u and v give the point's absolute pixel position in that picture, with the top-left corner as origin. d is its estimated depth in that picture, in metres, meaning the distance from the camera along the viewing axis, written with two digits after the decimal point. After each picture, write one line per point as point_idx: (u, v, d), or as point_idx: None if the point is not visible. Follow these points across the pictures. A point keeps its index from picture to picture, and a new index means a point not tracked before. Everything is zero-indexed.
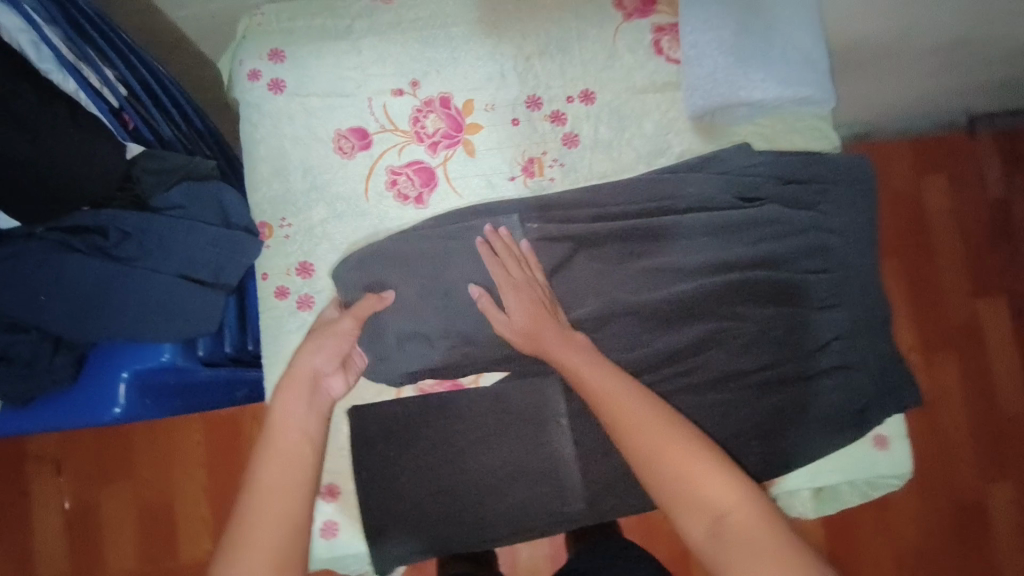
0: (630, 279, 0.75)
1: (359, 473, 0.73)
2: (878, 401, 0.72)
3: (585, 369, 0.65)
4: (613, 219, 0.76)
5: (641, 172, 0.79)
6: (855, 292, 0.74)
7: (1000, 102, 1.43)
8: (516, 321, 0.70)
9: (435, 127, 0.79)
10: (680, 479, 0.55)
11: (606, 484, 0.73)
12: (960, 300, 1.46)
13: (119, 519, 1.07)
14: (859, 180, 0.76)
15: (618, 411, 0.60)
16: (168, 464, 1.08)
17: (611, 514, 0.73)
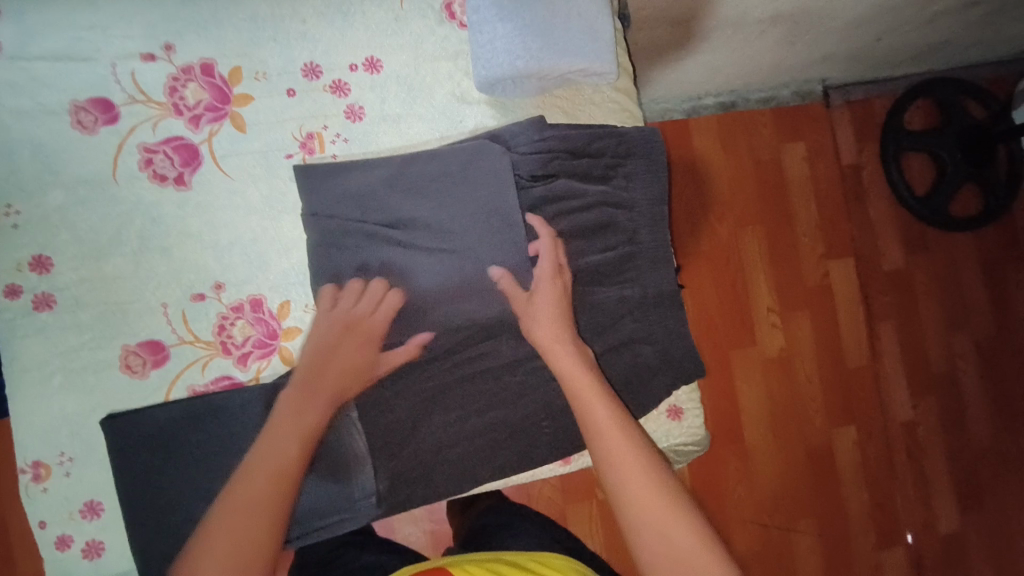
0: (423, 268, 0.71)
1: (122, 490, 0.67)
2: (665, 374, 0.74)
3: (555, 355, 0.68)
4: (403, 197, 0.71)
5: (432, 144, 0.74)
6: (646, 267, 0.75)
7: (845, 71, 1.49)
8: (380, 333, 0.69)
9: (196, 98, 0.70)
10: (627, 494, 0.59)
11: (397, 476, 0.70)
12: (812, 261, 1.55)
13: None
14: (652, 152, 0.75)
15: (604, 447, 0.61)
16: None
17: (405, 505, 0.70)
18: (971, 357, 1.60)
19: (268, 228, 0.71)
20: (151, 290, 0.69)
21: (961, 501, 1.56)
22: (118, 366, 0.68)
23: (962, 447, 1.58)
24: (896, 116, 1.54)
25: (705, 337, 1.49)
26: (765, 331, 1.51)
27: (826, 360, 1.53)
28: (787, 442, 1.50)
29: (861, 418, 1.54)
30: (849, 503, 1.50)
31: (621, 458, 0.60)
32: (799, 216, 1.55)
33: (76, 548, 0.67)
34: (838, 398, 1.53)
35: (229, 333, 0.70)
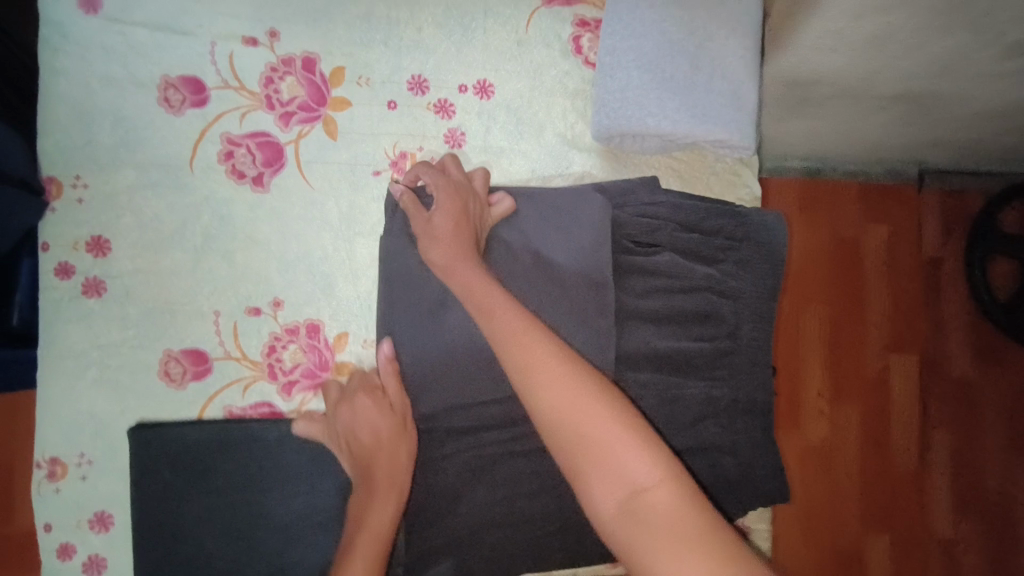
0: (441, 211, 0.60)
1: (137, 509, 0.60)
2: (745, 487, 0.66)
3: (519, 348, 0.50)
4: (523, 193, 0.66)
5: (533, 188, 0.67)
6: (743, 365, 0.67)
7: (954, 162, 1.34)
8: (436, 217, 0.60)
9: (292, 94, 0.65)
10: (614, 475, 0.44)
11: (422, 552, 0.62)
12: (876, 354, 1.38)
13: None
14: (771, 241, 0.67)
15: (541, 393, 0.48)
16: None
17: None
18: None
19: (341, 249, 0.65)
20: (204, 293, 0.63)
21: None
22: (157, 372, 0.62)
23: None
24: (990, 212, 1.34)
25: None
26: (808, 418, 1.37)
27: (876, 467, 1.35)
28: (813, 545, 1.34)
29: (911, 544, 1.32)
30: None
31: (566, 404, 0.46)
32: (872, 299, 1.38)
33: (77, 562, 0.61)
34: (883, 518, 1.33)
35: (278, 356, 0.64)
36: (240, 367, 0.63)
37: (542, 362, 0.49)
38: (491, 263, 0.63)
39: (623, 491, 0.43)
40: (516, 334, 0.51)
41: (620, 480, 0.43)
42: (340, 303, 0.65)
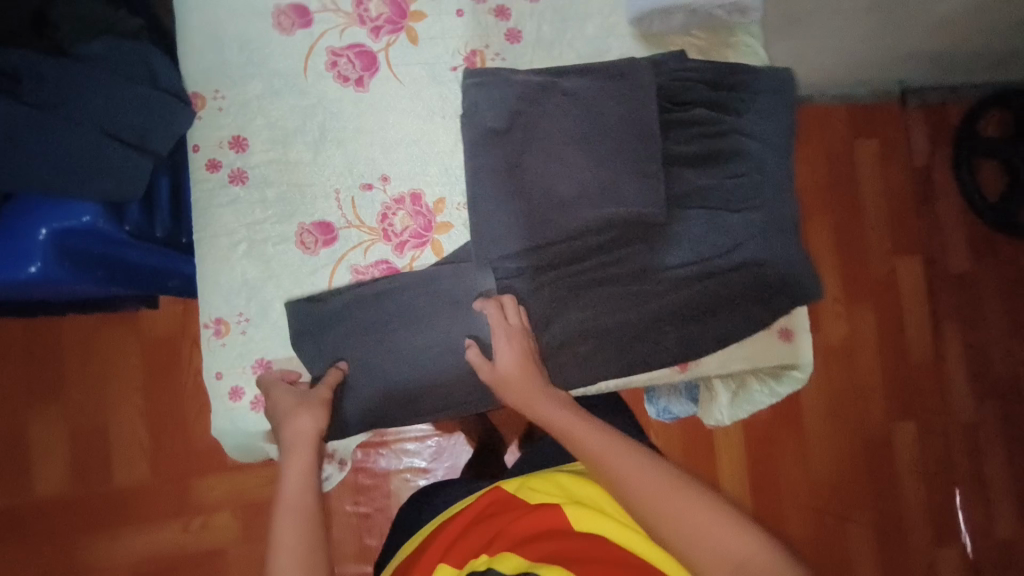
0: (504, 345, 0.71)
1: (301, 355, 0.75)
2: (784, 293, 0.79)
3: (582, 431, 0.64)
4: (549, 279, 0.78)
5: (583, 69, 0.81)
6: (771, 196, 0.80)
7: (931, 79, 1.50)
8: (506, 366, 0.70)
9: (378, 12, 0.79)
10: (675, 519, 0.55)
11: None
12: (880, 255, 1.58)
13: (53, 459, 1.05)
14: (784, 91, 0.81)
15: (608, 468, 0.60)
16: (110, 395, 1.08)
17: None
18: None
19: (431, 133, 0.79)
20: (323, 177, 0.77)
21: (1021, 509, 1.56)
22: (294, 242, 0.76)
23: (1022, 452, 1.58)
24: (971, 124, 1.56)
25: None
26: (828, 308, 1.54)
27: (889, 347, 1.55)
28: (843, 421, 1.52)
29: (919, 409, 1.55)
30: (903, 496, 1.52)
31: (628, 472, 0.59)
32: (870, 200, 1.59)
33: (247, 399, 0.75)
34: (898, 391, 1.55)
35: (390, 222, 0.78)
36: (360, 232, 0.77)
37: (596, 445, 0.62)
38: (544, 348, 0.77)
39: (699, 543, 0.53)
40: (566, 427, 0.65)
41: (692, 538, 0.54)
42: (435, 175, 0.79)
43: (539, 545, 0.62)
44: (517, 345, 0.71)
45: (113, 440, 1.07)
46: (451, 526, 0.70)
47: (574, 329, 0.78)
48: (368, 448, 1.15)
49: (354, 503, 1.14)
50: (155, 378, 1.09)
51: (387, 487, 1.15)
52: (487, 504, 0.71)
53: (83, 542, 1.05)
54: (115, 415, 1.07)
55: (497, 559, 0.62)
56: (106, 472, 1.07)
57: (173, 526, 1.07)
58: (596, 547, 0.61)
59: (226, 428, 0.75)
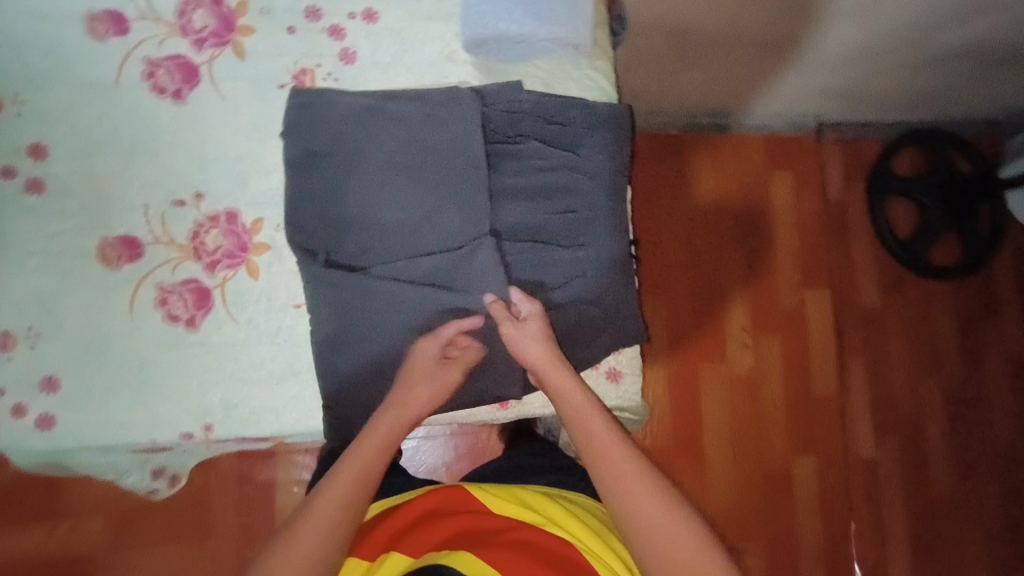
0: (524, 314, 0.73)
1: (93, 371, 0.73)
2: (608, 329, 0.80)
3: (598, 425, 0.68)
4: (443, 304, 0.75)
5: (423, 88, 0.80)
6: (602, 234, 0.80)
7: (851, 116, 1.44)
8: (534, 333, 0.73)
9: (203, 24, 0.76)
10: (671, 545, 0.59)
11: (344, 384, 0.75)
12: (788, 287, 1.43)
13: None
14: (620, 126, 0.81)
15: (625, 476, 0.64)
16: None
17: (355, 422, 0.76)
18: (937, 401, 1.47)
19: (253, 151, 0.77)
20: (130, 191, 0.74)
21: (913, 549, 1.42)
22: (95, 256, 0.73)
23: (922, 494, 1.44)
24: (885, 160, 1.46)
25: (668, 352, 1.38)
26: (729, 338, 1.39)
27: (795, 383, 1.41)
28: (742, 459, 1.37)
29: (826, 453, 1.41)
30: (803, 544, 1.37)
31: (640, 487, 0.63)
32: (781, 224, 1.45)
33: (30, 418, 0.71)
34: (804, 429, 1.40)
35: (202, 240, 0.75)
36: (169, 249, 0.74)
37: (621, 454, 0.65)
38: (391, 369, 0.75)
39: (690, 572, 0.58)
40: (597, 421, 0.68)
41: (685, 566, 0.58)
42: (257, 194, 0.77)
43: (503, 552, 0.63)
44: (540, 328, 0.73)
45: None
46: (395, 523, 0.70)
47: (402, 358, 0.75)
48: (254, 460, 1.07)
49: (236, 514, 1.06)
50: None
51: (274, 501, 1.07)
52: (447, 506, 0.72)
53: None
54: None
55: (448, 554, 0.62)
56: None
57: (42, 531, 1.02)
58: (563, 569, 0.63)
59: (9, 447, 0.71)
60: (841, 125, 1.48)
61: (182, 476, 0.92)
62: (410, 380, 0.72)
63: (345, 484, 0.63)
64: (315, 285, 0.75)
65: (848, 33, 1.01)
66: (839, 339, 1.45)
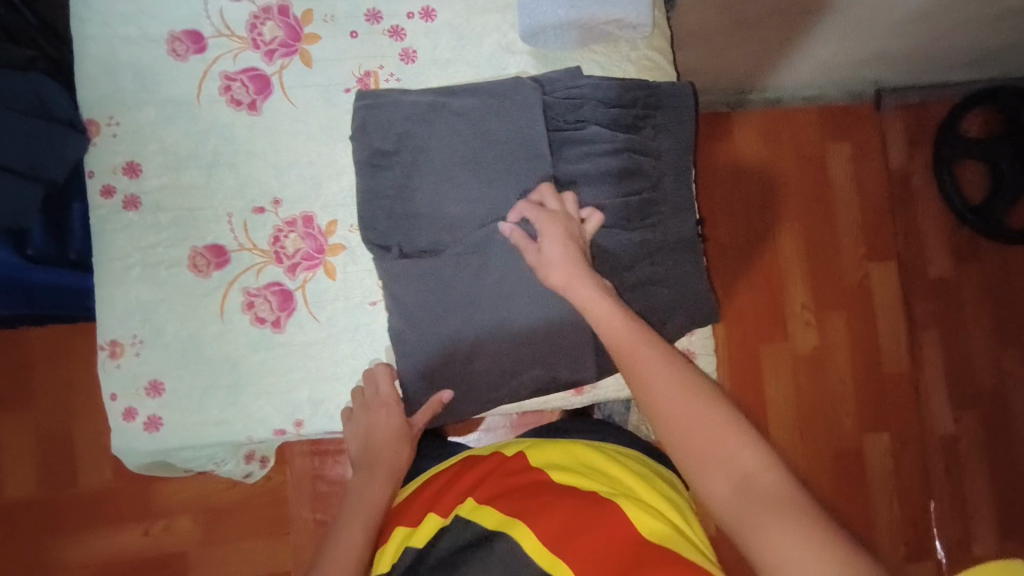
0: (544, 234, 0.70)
1: (192, 373, 0.78)
2: (678, 311, 0.79)
3: (619, 328, 0.63)
4: (506, 297, 0.76)
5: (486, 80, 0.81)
6: (672, 216, 0.80)
7: (918, 78, 1.36)
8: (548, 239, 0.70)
9: (272, 35, 0.79)
10: (698, 434, 0.54)
11: (422, 373, 0.78)
12: (853, 261, 1.38)
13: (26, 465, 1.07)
14: (682, 105, 0.81)
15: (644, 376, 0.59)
16: (80, 404, 1.09)
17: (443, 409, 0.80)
18: (1022, 374, 1.39)
19: (323, 154, 0.80)
20: (215, 203, 0.78)
21: (1000, 524, 1.35)
22: (186, 265, 0.78)
23: (1010, 471, 1.37)
24: (953, 120, 1.37)
25: (730, 334, 1.34)
26: (793, 317, 1.35)
27: (866, 360, 1.36)
28: (812, 440, 1.33)
29: (902, 431, 1.35)
30: (880, 523, 1.32)
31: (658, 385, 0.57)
32: (844, 195, 1.39)
33: (139, 420, 0.77)
34: (875, 405, 1.35)
35: (282, 245, 0.79)
36: (253, 255, 0.78)
37: (644, 354, 0.60)
38: (476, 358, 0.77)
39: (721, 465, 0.52)
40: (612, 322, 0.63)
41: (713, 458, 0.53)
42: (330, 199, 0.80)
43: (527, 499, 0.65)
44: (561, 229, 0.71)
45: (84, 445, 1.08)
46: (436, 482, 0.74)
47: (481, 347, 0.77)
48: (326, 456, 1.11)
49: (315, 509, 1.11)
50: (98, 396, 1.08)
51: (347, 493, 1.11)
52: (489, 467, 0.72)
53: (51, 548, 1.07)
54: (84, 424, 1.08)
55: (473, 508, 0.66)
56: (76, 476, 1.08)
57: (136, 529, 1.08)
58: (588, 505, 0.62)
59: (121, 447, 0.77)
60: (904, 88, 1.40)
61: (271, 458, 0.93)
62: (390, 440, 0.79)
63: (354, 532, 0.73)
64: (390, 282, 0.76)
65: None
66: (912, 312, 1.39)
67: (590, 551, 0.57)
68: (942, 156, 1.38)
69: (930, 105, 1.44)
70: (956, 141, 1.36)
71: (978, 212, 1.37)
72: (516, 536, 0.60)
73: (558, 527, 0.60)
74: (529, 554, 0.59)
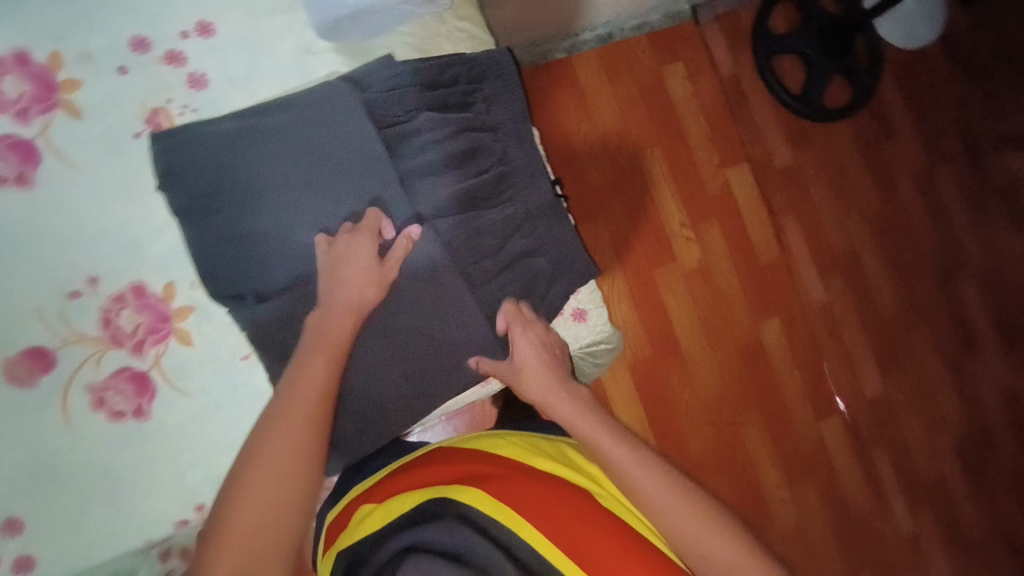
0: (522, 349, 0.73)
1: (52, 496, 0.67)
2: (560, 275, 0.80)
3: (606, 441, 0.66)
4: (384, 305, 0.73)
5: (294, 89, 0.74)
6: (527, 185, 0.79)
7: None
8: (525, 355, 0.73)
9: (17, 91, 0.67)
10: (697, 545, 0.59)
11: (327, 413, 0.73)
12: (709, 173, 1.47)
13: None
14: (505, 71, 0.79)
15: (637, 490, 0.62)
16: None
17: (352, 446, 0.74)
18: (865, 237, 1.58)
19: (134, 213, 0.70)
20: (14, 300, 0.67)
21: (877, 363, 1.56)
22: (4, 380, 0.66)
23: (874, 321, 1.57)
24: (762, 24, 1.49)
25: (621, 270, 1.41)
26: (671, 239, 1.43)
27: (743, 260, 1.48)
28: (716, 344, 1.44)
29: (786, 313, 1.50)
30: (787, 397, 1.47)
31: (655, 494, 0.61)
32: (685, 113, 1.47)
33: (5, 567, 0.66)
34: (758, 298, 1.48)
35: (116, 325, 0.69)
36: (85, 345, 0.68)
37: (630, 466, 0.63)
38: (372, 380, 0.73)
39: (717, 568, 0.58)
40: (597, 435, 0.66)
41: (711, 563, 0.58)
42: (157, 258, 0.71)
43: (518, 488, 0.61)
44: (537, 344, 0.74)
45: None
46: (415, 473, 0.66)
47: (373, 368, 0.73)
48: None
49: None
50: None
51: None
52: (469, 455, 0.67)
53: None
54: None
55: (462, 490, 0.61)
56: None
57: None
58: (578, 500, 0.61)
59: None
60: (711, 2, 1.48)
61: None
62: (355, 279, 0.68)
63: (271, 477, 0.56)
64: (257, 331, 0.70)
65: None
66: (768, 206, 1.52)
67: (587, 546, 0.56)
68: (760, 57, 1.50)
69: (739, 13, 1.53)
70: (767, 41, 1.49)
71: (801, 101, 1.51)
72: (529, 540, 0.57)
73: (561, 523, 0.58)
74: (544, 556, 0.56)
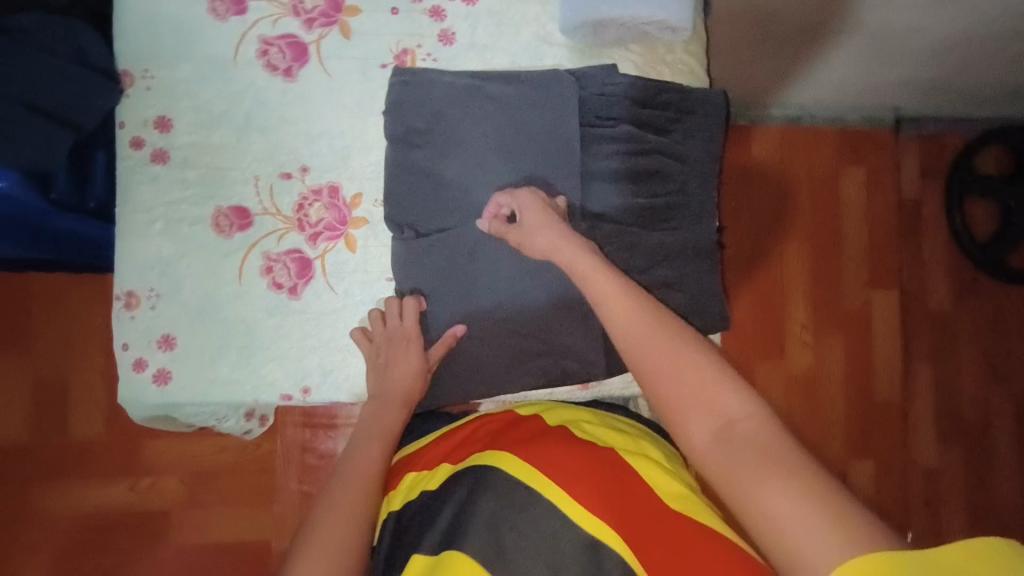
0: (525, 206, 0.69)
1: (205, 331, 0.78)
2: (691, 317, 0.80)
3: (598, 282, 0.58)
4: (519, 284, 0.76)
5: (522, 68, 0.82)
6: (693, 222, 0.81)
7: (939, 112, 1.36)
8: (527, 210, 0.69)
9: (314, 4, 0.80)
10: (689, 388, 0.49)
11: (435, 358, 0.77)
12: (855, 285, 1.39)
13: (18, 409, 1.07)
14: (714, 113, 0.81)
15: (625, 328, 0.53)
16: (80, 353, 1.08)
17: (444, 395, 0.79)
18: (1008, 413, 1.41)
19: (356, 128, 0.81)
20: (242, 165, 0.79)
21: None
22: (210, 224, 0.78)
23: (985, 505, 1.39)
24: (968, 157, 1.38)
25: (730, 347, 1.35)
26: (792, 336, 1.36)
27: (861, 383, 1.37)
28: None
29: (889, 458, 1.37)
30: None
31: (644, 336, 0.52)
32: (852, 217, 1.40)
33: (149, 372, 0.77)
34: (864, 429, 1.37)
35: (305, 213, 0.79)
36: (276, 220, 0.79)
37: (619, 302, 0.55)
38: (485, 345, 0.78)
39: (716, 425, 0.47)
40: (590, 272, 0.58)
41: (711, 416, 0.47)
42: (357, 172, 0.80)
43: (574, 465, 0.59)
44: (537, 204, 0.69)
45: (74, 393, 1.08)
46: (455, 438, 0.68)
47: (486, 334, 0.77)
48: None
49: None
50: (84, 343, 1.08)
51: None
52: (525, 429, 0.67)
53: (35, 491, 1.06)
54: (79, 372, 1.08)
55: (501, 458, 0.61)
56: (65, 424, 1.08)
57: (122, 483, 1.08)
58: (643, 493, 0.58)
59: (127, 396, 0.77)
60: (922, 121, 1.40)
61: (270, 417, 0.90)
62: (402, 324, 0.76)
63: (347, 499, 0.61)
64: (409, 260, 0.77)
65: (943, 27, 0.97)
66: (909, 341, 1.40)
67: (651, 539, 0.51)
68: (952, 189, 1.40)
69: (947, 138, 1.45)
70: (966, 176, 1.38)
71: (983, 249, 1.38)
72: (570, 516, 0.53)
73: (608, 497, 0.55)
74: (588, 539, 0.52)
